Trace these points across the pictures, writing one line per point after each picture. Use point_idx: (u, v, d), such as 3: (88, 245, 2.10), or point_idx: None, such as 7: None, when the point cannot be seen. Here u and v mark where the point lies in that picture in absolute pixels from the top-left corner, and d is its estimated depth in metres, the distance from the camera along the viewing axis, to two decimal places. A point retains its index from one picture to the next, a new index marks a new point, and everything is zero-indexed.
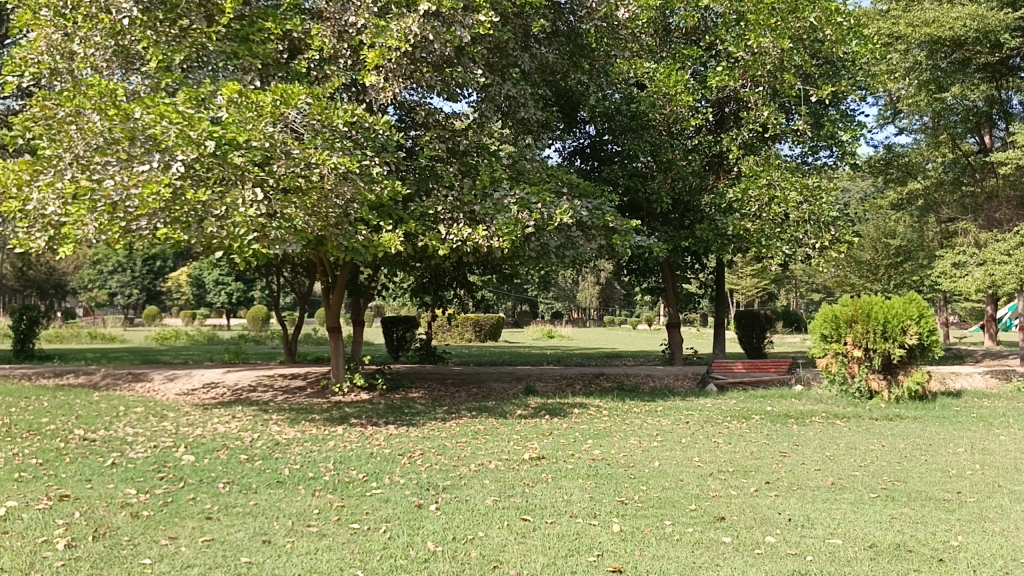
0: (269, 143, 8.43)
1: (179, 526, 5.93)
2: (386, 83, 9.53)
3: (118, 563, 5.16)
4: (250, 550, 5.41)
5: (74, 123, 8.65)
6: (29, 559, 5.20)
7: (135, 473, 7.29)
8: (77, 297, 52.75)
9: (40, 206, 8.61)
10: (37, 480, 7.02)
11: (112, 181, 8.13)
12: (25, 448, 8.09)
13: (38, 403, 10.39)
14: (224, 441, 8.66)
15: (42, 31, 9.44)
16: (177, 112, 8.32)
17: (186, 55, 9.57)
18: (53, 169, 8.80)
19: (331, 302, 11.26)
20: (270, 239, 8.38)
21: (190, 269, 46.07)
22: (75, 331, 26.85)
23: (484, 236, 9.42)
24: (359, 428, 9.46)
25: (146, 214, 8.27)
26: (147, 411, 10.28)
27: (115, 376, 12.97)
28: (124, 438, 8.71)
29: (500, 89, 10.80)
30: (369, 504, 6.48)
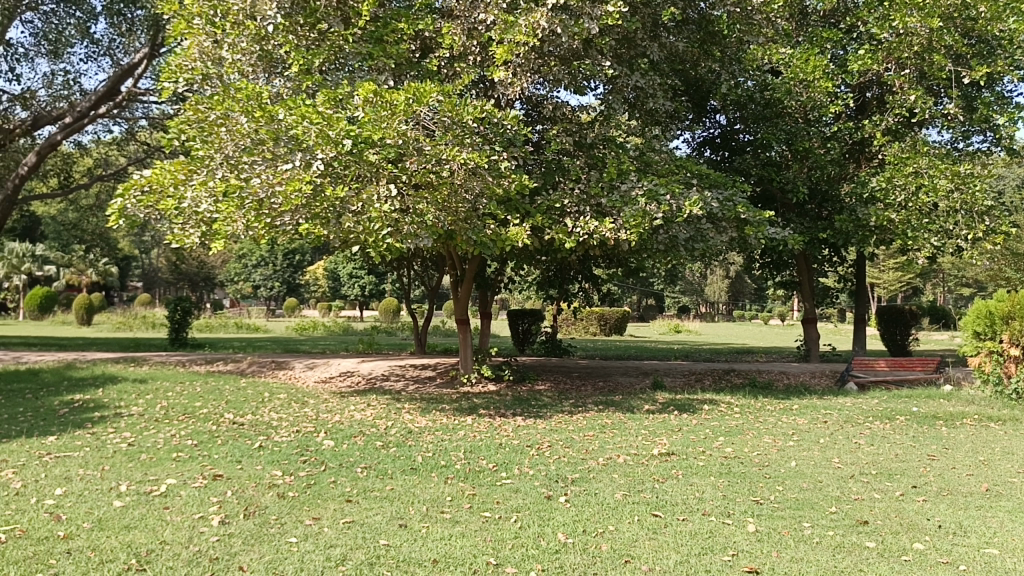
0: (402, 141, 8.66)
1: (322, 507, 6.22)
2: (515, 78, 9.69)
3: (267, 540, 5.47)
4: (388, 533, 5.61)
5: (223, 125, 9.22)
6: (188, 533, 5.59)
7: (279, 457, 7.68)
8: (225, 290, 55.85)
9: (194, 203, 9.20)
10: (193, 460, 7.53)
11: (258, 179, 8.60)
12: (182, 430, 8.67)
13: (192, 388, 11.14)
14: (361, 427, 9.01)
15: (195, 39, 9.96)
16: (317, 112, 8.62)
17: (324, 58, 9.96)
18: (206, 169, 9.38)
19: (460, 295, 11.47)
20: (403, 233, 8.66)
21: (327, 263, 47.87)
22: (224, 320, 28.42)
23: (611, 228, 9.30)
24: (488, 418, 9.62)
25: (289, 210, 8.72)
26: (290, 397, 10.83)
27: (259, 364, 13.72)
28: (269, 422, 9.20)
29: (628, 81, 10.49)
30: (500, 493, 6.59)
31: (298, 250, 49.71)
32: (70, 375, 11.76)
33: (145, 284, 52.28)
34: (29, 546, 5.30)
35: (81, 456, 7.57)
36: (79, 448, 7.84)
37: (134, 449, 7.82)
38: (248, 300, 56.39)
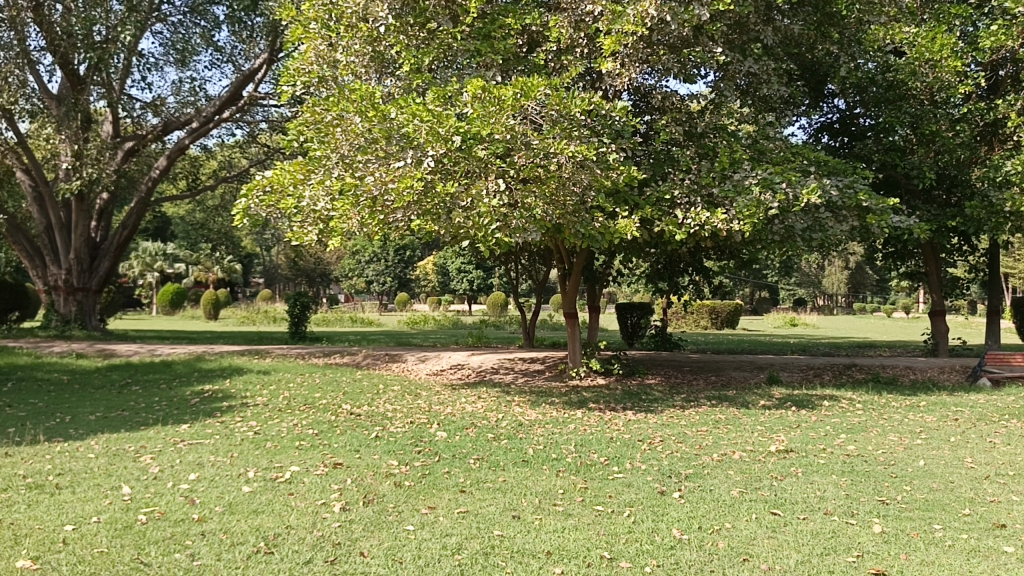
0: (510, 135, 8.69)
1: (437, 497, 6.35)
2: (623, 69, 9.59)
3: (386, 527, 5.63)
4: (502, 524, 5.67)
5: (339, 125, 9.53)
6: (312, 519, 5.82)
7: (395, 447, 7.89)
8: (340, 285, 57.82)
9: (312, 202, 9.53)
10: (314, 448, 7.83)
11: (372, 177, 8.85)
12: (303, 420, 9.05)
13: (312, 379, 11.61)
14: (473, 419, 9.15)
15: (312, 44, 10.40)
16: (427, 110, 8.80)
17: (434, 56, 10.13)
18: (323, 169, 9.70)
19: (568, 289, 11.47)
20: (512, 228, 8.66)
21: (437, 258, 48.82)
22: (341, 315, 29.43)
23: (724, 219, 9.07)
24: (598, 412, 9.59)
25: (401, 207, 8.94)
26: (403, 389, 11.12)
27: (374, 357, 14.14)
28: (384, 413, 9.46)
29: (740, 66, 10.21)
30: (613, 487, 6.56)
31: (409, 245, 50.85)
32: (200, 367, 12.44)
33: (267, 281, 54.73)
34: (167, 527, 5.65)
35: (212, 443, 7.99)
36: (210, 436, 8.29)
37: (260, 437, 8.20)
38: (362, 296, 58.18)
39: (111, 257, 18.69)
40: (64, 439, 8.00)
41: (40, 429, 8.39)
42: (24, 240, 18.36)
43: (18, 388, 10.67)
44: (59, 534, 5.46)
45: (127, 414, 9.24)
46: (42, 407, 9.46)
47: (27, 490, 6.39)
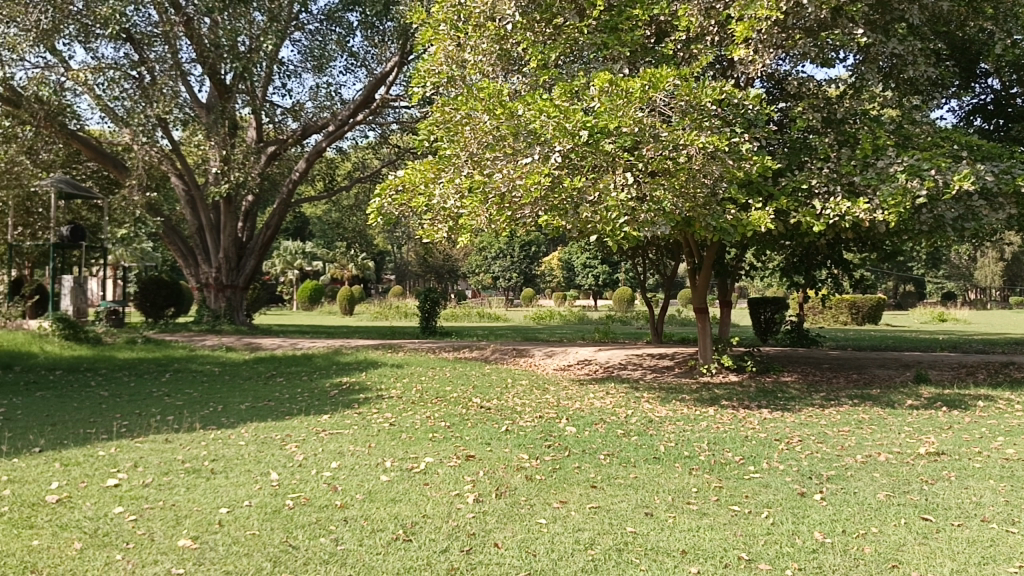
0: (638, 128, 8.60)
1: (569, 491, 6.36)
2: (756, 56, 9.24)
3: (519, 520, 5.69)
4: (635, 521, 5.62)
5: (468, 124, 9.70)
6: (448, 509, 5.96)
7: (525, 440, 7.96)
8: (468, 282, 58.92)
9: (443, 200, 9.69)
10: (447, 440, 8.02)
11: (500, 174, 8.86)
12: (436, 412, 9.27)
13: (443, 373, 11.89)
14: (602, 415, 9.11)
15: (441, 45, 10.62)
16: (555, 106, 8.86)
17: (560, 52, 10.12)
18: (453, 167, 9.86)
19: (697, 283, 11.25)
20: (640, 221, 8.50)
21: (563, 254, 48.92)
22: (469, 310, 29.99)
23: (866, 209, 8.63)
24: (731, 410, 9.35)
25: (529, 203, 8.96)
26: (532, 383, 11.22)
27: (502, 351, 14.32)
28: (513, 407, 9.57)
29: (883, 48, 9.69)
30: (749, 487, 6.38)
31: (535, 241, 51.13)
32: (338, 360, 12.98)
33: (398, 277, 56.54)
34: (312, 512, 5.91)
35: (351, 433, 8.32)
36: (349, 426, 8.62)
37: (395, 429, 8.47)
38: (490, 292, 59.07)
39: (255, 256, 19.75)
40: (217, 427, 8.53)
41: (195, 417, 8.97)
42: (179, 241, 19.67)
43: (176, 378, 11.46)
44: (215, 516, 5.83)
45: (272, 404, 9.75)
46: (196, 396, 10.12)
47: (185, 474, 6.85)
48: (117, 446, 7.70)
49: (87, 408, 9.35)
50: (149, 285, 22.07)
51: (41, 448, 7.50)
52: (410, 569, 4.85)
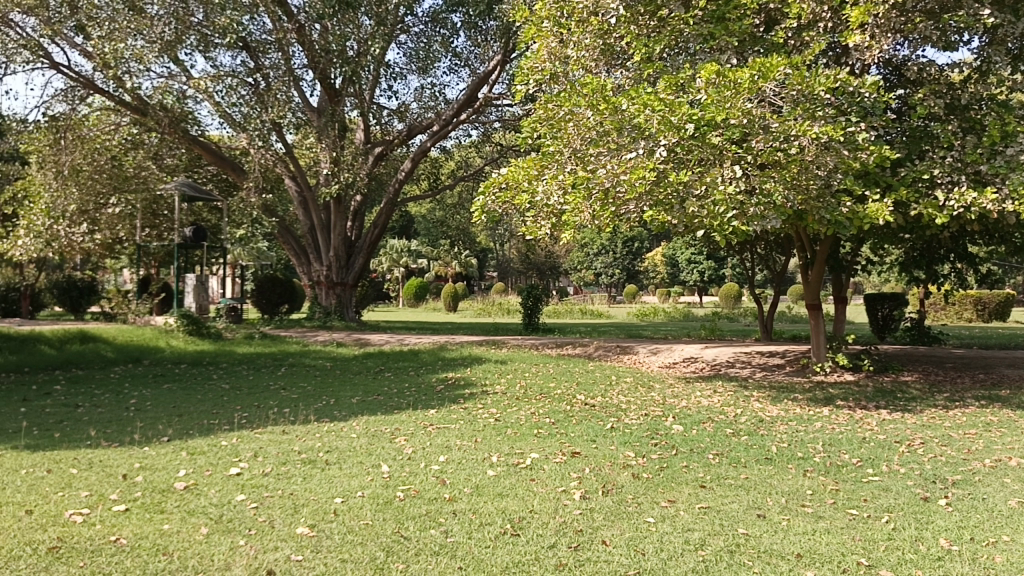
0: (747, 120, 8.40)
1: (677, 491, 6.27)
2: (872, 41, 8.86)
3: (626, 518, 5.64)
4: (747, 523, 5.48)
5: (571, 120, 9.72)
6: (554, 505, 5.97)
7: (631, 438, 7.89)
8: (570, 279, 58.84)
9: (545, 197, 9.79)
10: (552, 436, 8.03)
11: (604, 170, 8.89)
12: (541, 408, 9.31)
13: (547, 369, 11.93)
14: (710, 414, 8.92)
15: (544, 42, 10.65)
16: (659, 99, 8.71)
17: (665, 44, 10.02)
18: (556, 164, 9.88)
19: (810, 279, 10.89)
20: (749, 216, 8.24)
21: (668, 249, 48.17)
22: (572, 307, 29.94)
23: (994, 200, 8.13)
24: (847, 410, 9.00)
25: (634, 198, 8.88)
26: (636, 380, 11.12)
27: (605, 348, 14.24)
28: (618, 405, 9.50)
29: (1012, 29, 9.07)
30: (868, 490, 6.12)
31: (638, 236, 50.50)
32: (443, 356, 13.21)
33: (500, 274, 57.04)
34: (423, 505, 6.03)
35: (457, 428, 8.45)
36: (456, 421, 8.76)
37: (501, 424, 8.55)
38: (593, 288, 58.79)
39: (364, 254, 20.30)
40: (330, 419, 8.82)
41: (309, 410, 9.30)
42: (292, 240, 20.41)
43: (290, 372, 11.92)
44: (330, 505, 6.03)
45: (382, 398, 10.01)
46: (310, 390, 10.49)
47: (301, 464, 7.11)
48: (238, 436, 8.07)
49: (210, 400, 9.83)
50: (263, 283, 23.04)
51: (169, 438, 7.93)
52: (519, 563, 4.88)
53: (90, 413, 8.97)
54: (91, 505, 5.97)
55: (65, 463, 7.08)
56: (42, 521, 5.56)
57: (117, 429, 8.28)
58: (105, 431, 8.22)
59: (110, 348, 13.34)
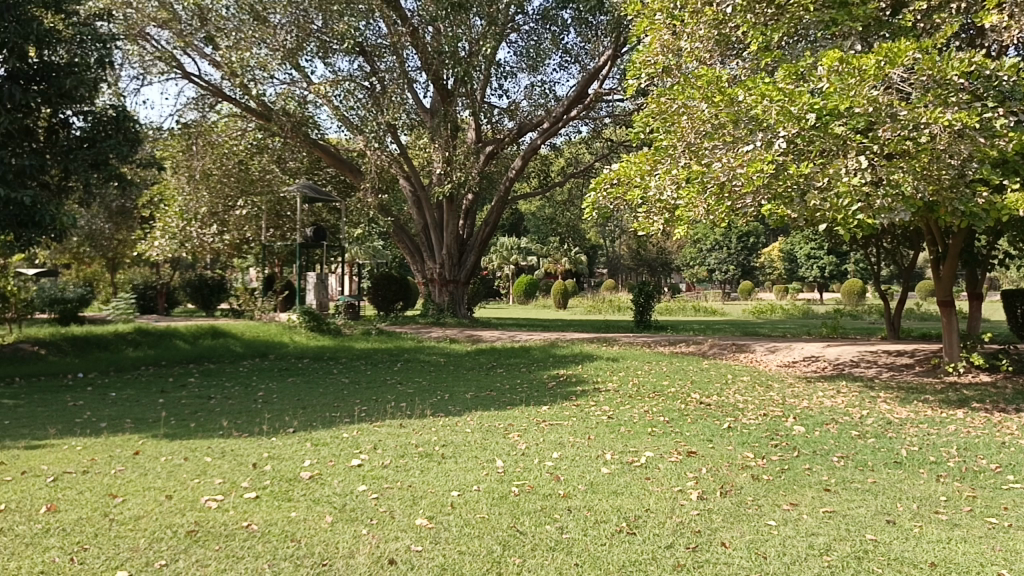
0: (872, 108, 8.02)
1: (799, 493, 6.06)
2: (1011, 21, 8.30)
3: (746, 520, 5.50)
4: (875, 528, 5.25)
5: (685, 113, 9.64)
6: (671, 505, 5.88)
7: (750, 438, 7.69)
8: (682, 275, 57.79)
9: (658, 191, 9.54)
10: (667, 435, 7.91)
11: (720, 163, 8.66)
12: (654, 407, 9.19)
13: (660, 367, 11.77)
14: (833, 415, 8.58)
15: (656, 35, 10.56)
16: (778, 89, 8.49)
17: (784, 32, 9.62)
18: (669, 158, 9.76)
19: (942, 274, 10.32)
20: (875, 209, 7.83)
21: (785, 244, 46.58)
22: (684, 303, 29.42)
23: None
24: (984, 413, 8.47)
25: (750, 192, 8.59)
26: (754, 379, 10.82)
27: (720, 346, 13.91)
28: (735, 404, 9.27)
29: None
30: (1009, 498, 5.75)
31: (754, 231, 49.02)
32: (554, 353, 13.23)
33: (610, 271, 56.71)
34: (538, 500, 6.06)
35: (570, 425, 8.44)
36: (569, 418, 8.76)
37: (614, 422, 8.49)
38: (706, 285, 57.50)
39: (476, 252, 20.63)
40: (445, 414, 8.99)
41: (425, 404, 9.51)
42: (406, 239, 20.91)
43: (406, 367, 12.23)
44: (447, 498, 6.14)
45: (495, 394, 10.12)
46: (425, 385, 10.73)
47: (419, 457, 7.28)
48: (358, 429, 8.34)
49: (331, 393, 10.20)
50: (379, 280, 23.82)
51: (295, 429, 8.28)
52: (636, 562, 4.83)
53: (221, 405, 9.47)
54: (224, 491, 6.30)
55: (201, 451, 7.49)
56: (181, 505, 5.91)
57: (246, 420, 8.71)
58: (236, 422, 8.66)
59: (238, 343, 14.04)
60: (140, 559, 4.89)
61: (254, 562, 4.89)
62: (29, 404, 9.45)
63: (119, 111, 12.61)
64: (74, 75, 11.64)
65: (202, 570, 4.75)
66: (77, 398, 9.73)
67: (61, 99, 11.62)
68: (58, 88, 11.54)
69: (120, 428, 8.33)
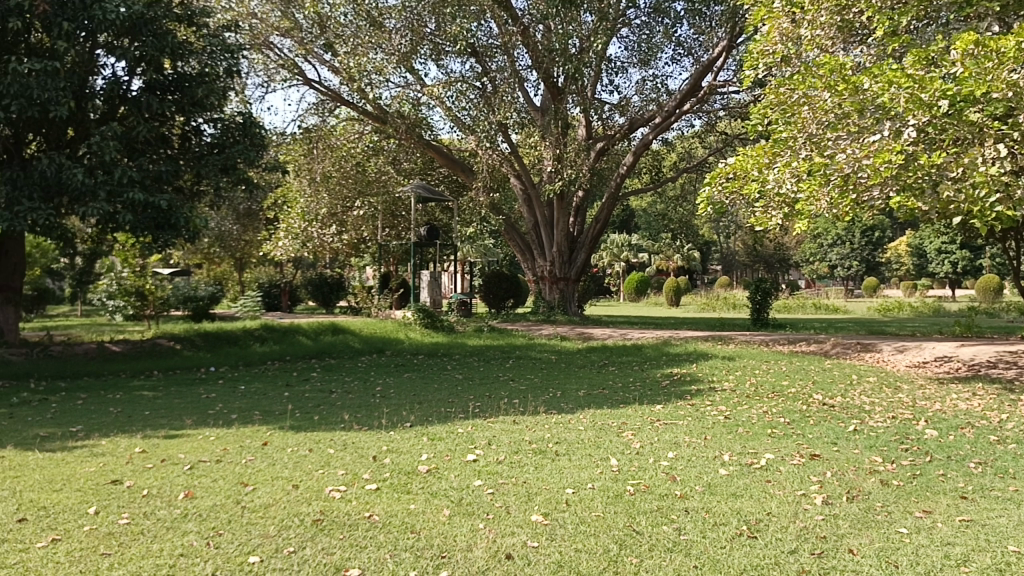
0: (1013, 92, 7.43)
1: (933, 501, 5.75)
2: None
3: (875, 527, 5.26)
4: (1019, 540, 4.91)
5: (806, 104, 9.32)
6: (793, 508, 5.69)
7: (878, 442, 7.35)
8: (801, 272, 55.79)
9: (777, 184, 9.32)
10: (788, 437, 7.66)
11: (844, 155, 8.35)
12: (773, 407, 8.91)
13: (779, 366, 11.41)
14: (969, 419, 8.09)
15: (774, 23, 10.17)
16: (907, 76, 8.05)
17: (913, 16, 9.13)
18: (789, 151, 9.39)
19: None
20: (1015, 199, 7.40)
21: (913, 239, 44.25)
22: (804, 301, 28.44)
23: None
24: None
25: (878, 183, 8.18)
26: (881, 380, 10.33)
27: (843, 346, 13.35)
28: (861, 406, 8.87)
29: None
30: None
31: (879, 225, 46.78)
32: (668, 351, 13.03)
33: (724, 268, 55.50)
34: (654, 500, 5.98)
35: (686, 424, 8.30)
36: (684, 417, 8.61)
37: (732, 423, 8.29)
38: (826, 282, 55.32)
39: (586, 249, 20.45)
40: (559, 411, 9.01)
41: (538, 401, 9.56)
42: (517, 237, 21.09)
43: (518, 364, 12.33)
44: (562, 495, 6.14)
45: (608, 392, 10.06)
46: (538, 382, 10.77)
47: (533, 454, 7.31)
48: (473, 424, 8.45)
49: (446, 389, 10.39)
50: (490, 279, 24.06)
51: (412, 423, 8.48)
52: (758, 567, 4.70)
53: (342, 399, 9.80)
54: (346, 482, 6.51)
55: (324, 443, 7.78)
56: (306, 495, 6.15)
57: (366, 413, 8.99)
58: (356, 415, 8.94)
59: (356, 339, 14.50)
60: (270, 545, 5.11)
61: (375, 551, 5.03)
62: (167, 395, 10.05)
63: (246, 117, 13.25)
64: (206, 84, 12.30)
65: (327, 557, 4.93)
66: (209, 391, 10.29)
67: (193, 107, 12.30)
68: (190, 98, 12.23)
69: (249, 419, 8.75)
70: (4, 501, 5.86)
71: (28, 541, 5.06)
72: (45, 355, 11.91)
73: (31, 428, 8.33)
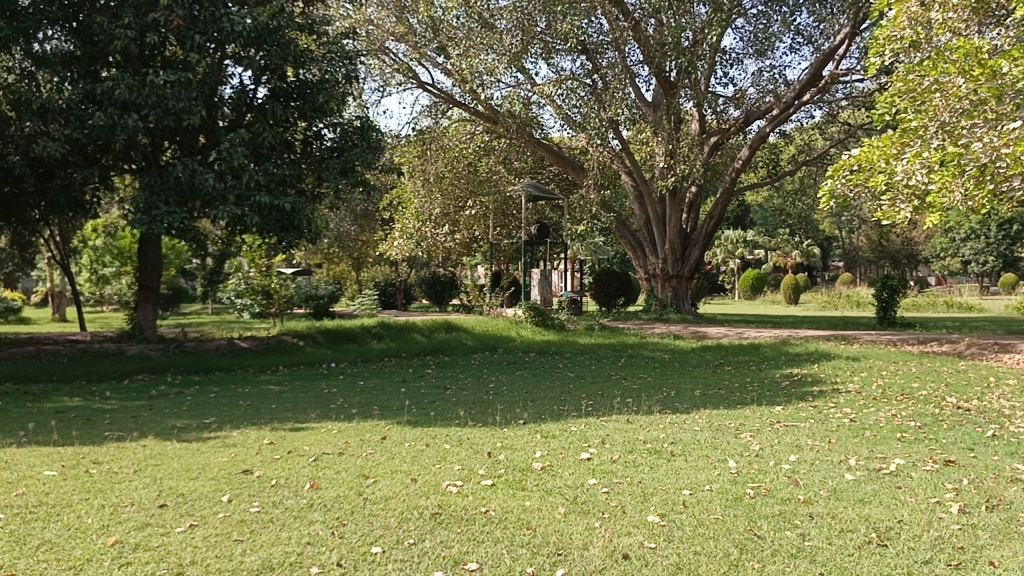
0: None
1: None
2: None
3: (1018, 538, 4.93)
4: None
5: (939, 91, 8.84)
6: (927, 517, 5.39)
7: (1020, 449, 6.88)
8: (931, 269, 52.83)
9: (906, 176, 8.80)
10: (920, 442, 7.28)
11: (980, 144, 7.84)
12: (903, 411, 8.49)
13: (908, 368, 10.86)
14: None
15: (902, 7, 9.59)
16: None
17: None
18: (919, 140, 8.88)
19: None
20: None
21: None
22: (935, 299, 26.97)
23: None
24: None
25: (1017, 173, 7.91)
26: (1023, 383, 9.68)
27: (979, 346, 12.58)
28: (1001, 410, 8.33)
29: None
30: None
31: (1018, 218, 43.74)
32: (788, 351, 12.62)
33: (847, 264, 53.31)
34: (776, 504, 5.80)
35: (808, 426, 8.01)
36: (806, 419, 8.32)
37: (857, 426, 7.95)
38: (958, 279, 52.16)
39: (700, 246, 20.09)
40: (674, 411, 8.87)
41: (652, 401, 9.44)
42: (629, 234, 21.01)
43: (631, 363, 12.22)
44: (679, 496, 6.04)
45: (724, 392, 9.83)
46: (652, 381, 10.64)
47: (648, 454, 7.22)
48: (586, 423, 8.43)
49: (558, 387, 10.41)
50: (602, 277, 24.01)
51: (525, 420, 8.53)
52: None
53: (456, 395, 9.97)
54: (463, 477, 6.62)
55: (440, 438, 7.94)
56: (425, 488, 6.29)
57: (480, 410, 9.11)
58: (471, 412, 9.08)
59: (469, 336, 14.72)
60: (392, 536, 5.26)
61: (493, 546, 5.09)
62: (291, 390, 10.50)
63: (363, 121, 13.68)
64: (326, 90, 12.76)
65: (446, 550, 5.02)
66: (330, 386, 10.68)
67: (314, 113, 12.79)
68: (312, 104, 12.73)
69: (369, 414, 9.02)
70: (146, 487, 6.26)
71: (168, 526, 5.38)
72: (180, 350, 12.65)
73: (169, 419, 8.86)
